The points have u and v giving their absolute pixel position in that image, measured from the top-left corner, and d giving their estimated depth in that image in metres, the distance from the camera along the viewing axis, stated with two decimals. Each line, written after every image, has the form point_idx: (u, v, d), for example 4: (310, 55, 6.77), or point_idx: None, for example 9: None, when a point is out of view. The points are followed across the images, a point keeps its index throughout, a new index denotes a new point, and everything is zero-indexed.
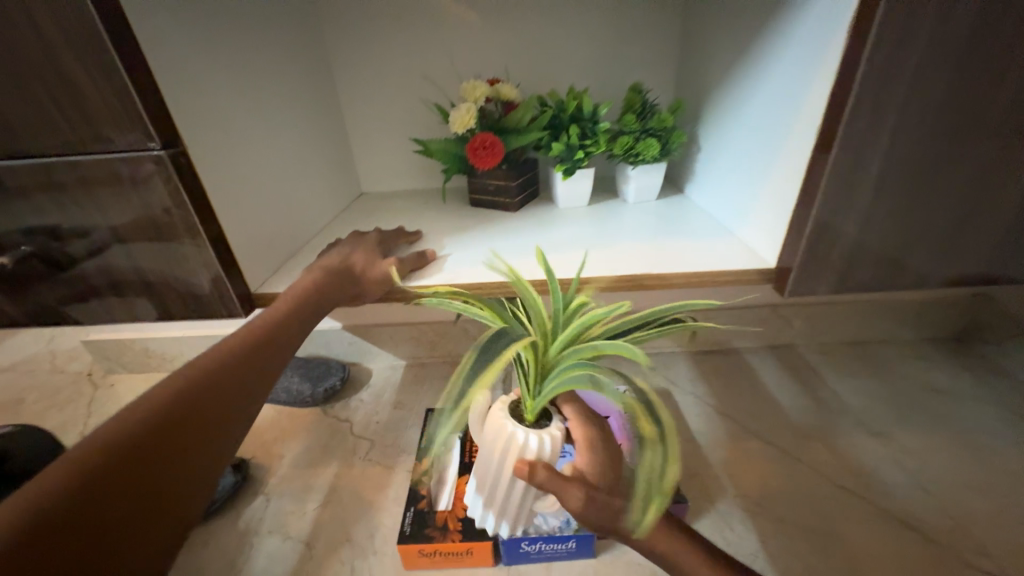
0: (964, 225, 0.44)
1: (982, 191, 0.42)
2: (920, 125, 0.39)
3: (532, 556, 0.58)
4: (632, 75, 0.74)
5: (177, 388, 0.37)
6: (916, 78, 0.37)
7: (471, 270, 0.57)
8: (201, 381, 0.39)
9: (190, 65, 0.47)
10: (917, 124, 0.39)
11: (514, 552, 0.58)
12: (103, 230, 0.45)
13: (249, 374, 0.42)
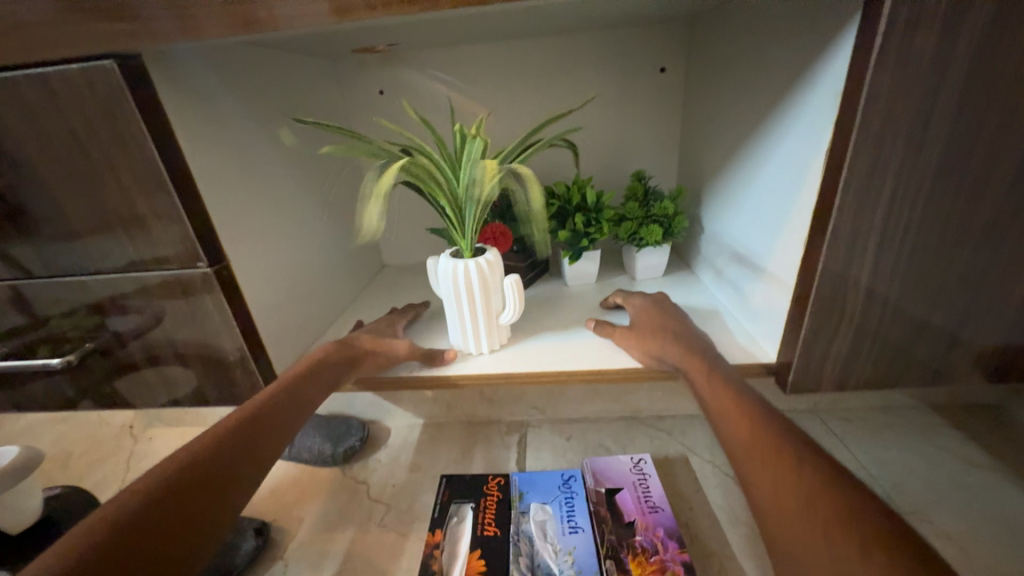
0: (972, 326, 0.44)
1: (980, 294, 0.42)
2: (903, 237, 0.40)
3: None
4: (638, 156, 0.79)
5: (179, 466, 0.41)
6: (899, 199, 0.39)
7: (482, 358, 0.60)
8: (203, 455, 0.42)
9: (239, 182, 0.53)
10: (902, 236, 0.40)
11: None
12: (147, 314, 0.50)
13: (253, 445, 0.45)
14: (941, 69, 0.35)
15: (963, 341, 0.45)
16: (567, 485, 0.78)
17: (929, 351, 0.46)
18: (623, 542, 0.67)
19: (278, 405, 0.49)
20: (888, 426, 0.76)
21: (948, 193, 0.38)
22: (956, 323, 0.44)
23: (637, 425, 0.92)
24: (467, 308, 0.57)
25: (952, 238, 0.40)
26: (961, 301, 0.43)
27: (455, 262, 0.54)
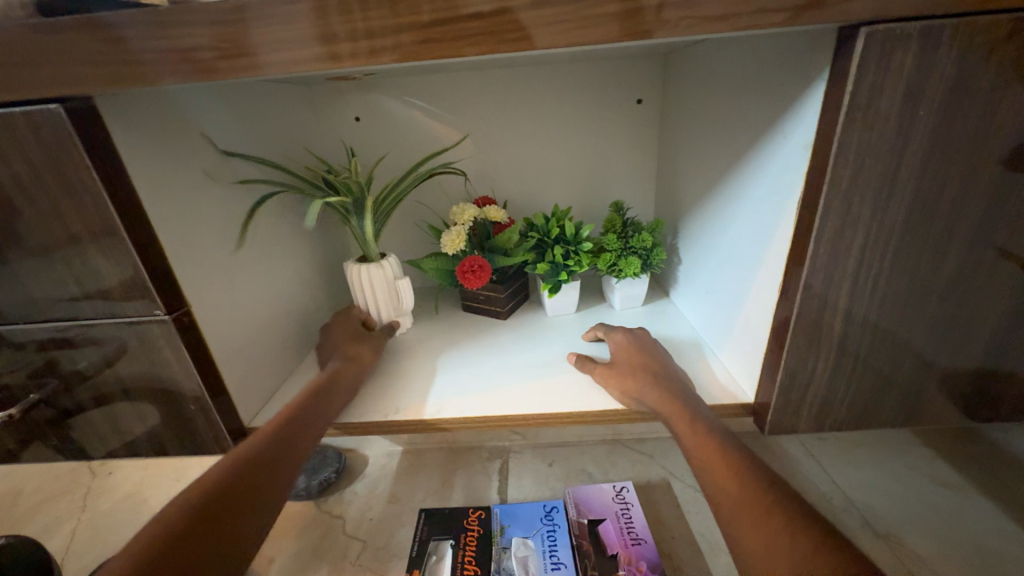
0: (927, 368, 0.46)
1: (946, 339, 0.44)
2: (870, 286, 0.41)
3: None
4: (617, 184, 0.79)
5: (212, 480, 0.42)
6: (862, 250, 0.40)
7: (459, 400, 0.57)
8: (235, 470, 0.44)
9: (202, 219, 0.51)
10: (867, 286, 0.41)
11: None
12: (95, 351, 0.47)
13: (278, 463, 0.46)
14: (902, 129, 0.36)
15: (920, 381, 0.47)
16: (550, 516, 0.76)
17: (895, 392, 0.47)
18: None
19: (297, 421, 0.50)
20: (862, 449, 0.78)
21: (912, 245, 0.40)
22: (920, 366, 0.45)
23: (619, 448, 0.91)
24: (372, 301, 0.68)
25: (919, 285, 0.41)
26: (927, 345, 0.44)
27: (356, 267, 0.65)
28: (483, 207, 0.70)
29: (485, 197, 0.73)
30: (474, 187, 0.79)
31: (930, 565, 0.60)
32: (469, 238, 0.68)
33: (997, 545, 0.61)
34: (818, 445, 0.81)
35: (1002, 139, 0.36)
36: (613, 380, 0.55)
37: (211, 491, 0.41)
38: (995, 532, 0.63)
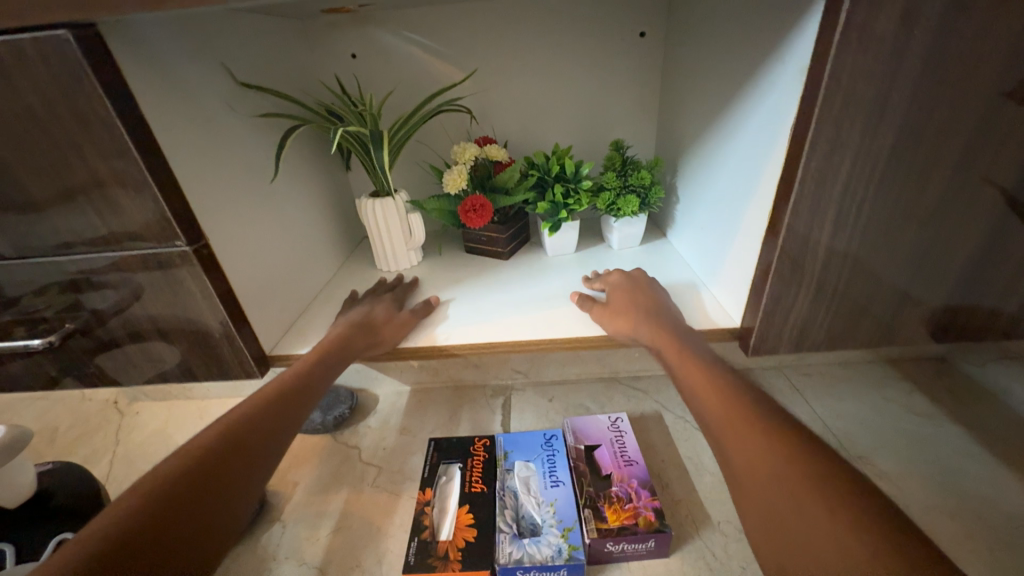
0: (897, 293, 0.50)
1: (922, 268, 0.47)
2: (849, 214, 0.44)
3: None
4: (618, 124, 0.79)
5: (189, 461, 0.43)
6: (847, 177, 0.42)
7: (462, 329, 0.62)
8: (211, 455, 0.44)
9: (211, 156, 0.52)
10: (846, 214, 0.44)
11: None
12: (124, 290, 0.50)
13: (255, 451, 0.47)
14: (897, 51, 0.36)
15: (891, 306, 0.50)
16: (549, 444, 0.82)
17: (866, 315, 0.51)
18: (602, 493, 0.72)
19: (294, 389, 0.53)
20: (843, 381, 0.83)
21: (893, 171, 0.41)
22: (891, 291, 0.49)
23: (616, 385, 0.97)
24: (383, 235, 0.72)
25: (900, 212, 0.43)
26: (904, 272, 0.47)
27: (368, 201, 0.69)
28: (483, 146, 0.70)
29: (485, 136, 0.73)
30: (474, 129, 0.79)
31: (895, 481, 0.67)
32: (471, 178, 0.70)
33: (951, 462, 0.69)
34: (802, 380, 0.86)
35: (995, 62, 0.37)
36: (607, 319, 0.58)
37: (189, 472, 0.42)
38: (953, 452, 0.70)
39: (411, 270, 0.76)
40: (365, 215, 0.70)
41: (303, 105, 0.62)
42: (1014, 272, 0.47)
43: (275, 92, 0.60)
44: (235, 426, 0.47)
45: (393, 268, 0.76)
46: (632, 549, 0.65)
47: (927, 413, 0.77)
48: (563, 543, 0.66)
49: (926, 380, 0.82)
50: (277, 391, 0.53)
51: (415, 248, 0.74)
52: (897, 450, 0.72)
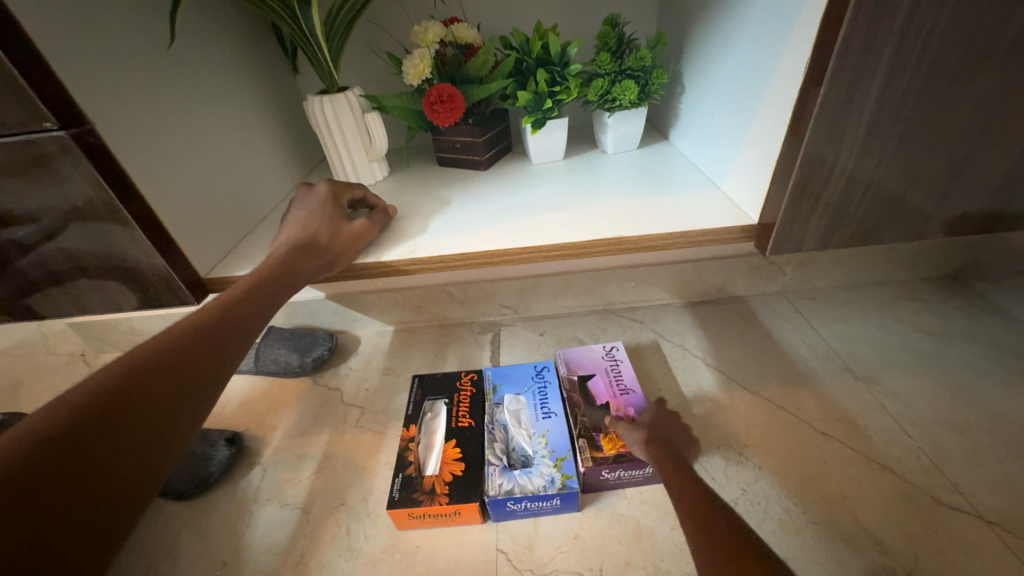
0: (946, 170, 0.41)
1: (975, 137, 0.39)
2: (898, 56, 0.35)
3: (518, 513, 0.57)
4: (612, 3, 0.66)
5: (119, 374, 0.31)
6: (903, 0, 0.33)
7: (432, 242, 0.53)
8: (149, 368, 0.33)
9: (87, 26, 0.42)
10: (895, 57, 0.35)
11: (501, 510, 0.57)
12: (26, 223, 0.43)
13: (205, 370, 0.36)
14: None
15: (938, 188, 0.43)
16: (540, 375, 0.71)
17: (907, 199, 0.43)
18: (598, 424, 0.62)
19: (216, 328, 0.39)
20: (851, 303, 0.78)
21: None
22: (938, 167, 0.41)
23: (610, 317, 0.82)
24: (338, 142, 0.61)
25: (960, 52, 0.35)
26: (954, 139, 0.39)
27: (314, 100, 0.58)
28: (450, 27, 0.58)
29: (452, 17, 0.61)
30: (438, 12, 0.66)
31: (906, 399, 0.64)
32: (436, 68, 0.58)
33: (962, 376, 0.66)
34: (809, 303, 0.80)
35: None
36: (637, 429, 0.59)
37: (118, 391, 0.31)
38: (965, 366, 0.67)
39: (376, 185, 0.66)
40: (314, 119, 0.59)
41: None
42: None
43: None
44: (124, 378, 0.31)
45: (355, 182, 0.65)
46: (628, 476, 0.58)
47: (938, 329, 0.73)
48: (556, 473, 0.58)
49: (937, 297, 0.78)
50: (186, 331, 0.37)
51: (377, 159, 0.64)
52: (907, 369, 0.68)
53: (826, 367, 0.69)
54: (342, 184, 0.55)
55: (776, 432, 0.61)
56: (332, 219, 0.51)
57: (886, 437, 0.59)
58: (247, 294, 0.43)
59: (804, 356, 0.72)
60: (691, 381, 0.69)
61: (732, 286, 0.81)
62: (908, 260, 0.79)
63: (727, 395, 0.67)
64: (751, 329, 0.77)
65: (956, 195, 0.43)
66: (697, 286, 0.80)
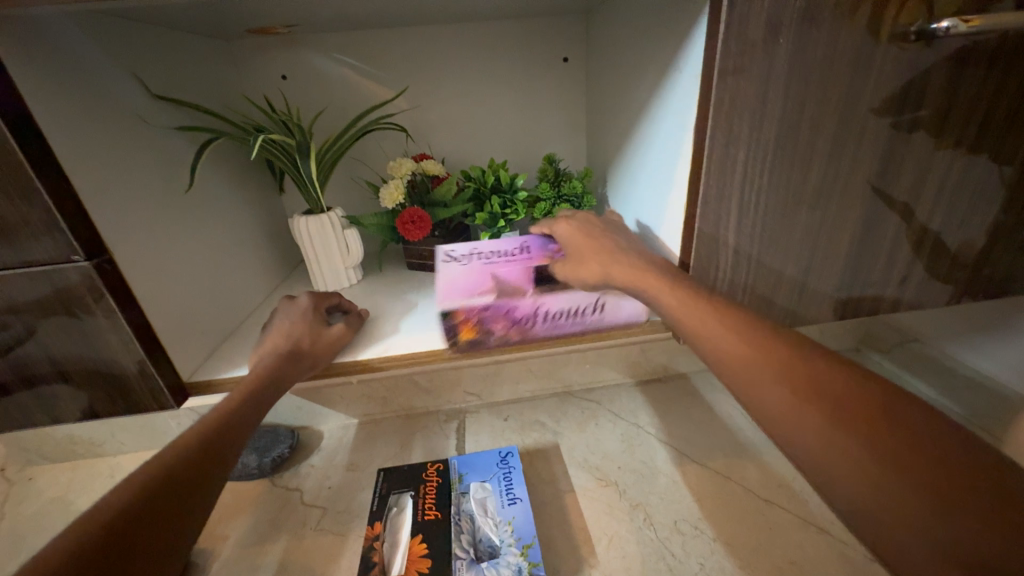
0: (800, 274, 0.55)
1: (814, 252, 0.54)
2: (744, 202, 0.50)
3: None
4: (551, 142, 0.84)
5: (120, 505, 0.35)
6: (737, 169, 0.48)
7: (404, 341, 0.61)
8: (146, 494, 0.36)
9: (117, 172, 0.51)
10: (742, 202, 0.50)
11: None
12: (21, 334, 0.47)
13: (198, 488, 0.39)
14: (758, 61, 0.44)
15: (799, 287, 0.56)
16: (505, 461, 0.73)
17: (777, 296, 0.56)
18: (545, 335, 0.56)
19: (175, 486, 0.38)
20: None
21: (770, 161, 0.48)
22: (793, 273, 0.55)
23: (569, 399, 0.89)
24: (318, 253, 0.70)
25: (784, 199, 0.50)
26: (798, 253, 0.54)
27: (300, 220, 0.67)
28: (420, 162, 0.72)
29: (422, 154, 0.75)
30: (411, 149, 0.80)
31: None
32: (408, 194, 0.70)
33: None
34: None
35: (840, 68, 0.45)
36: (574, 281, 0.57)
37: (118, 521, 0.34)
38: None
39: (350, 288, 0.74)
40: (299, 235, 0.68)
41: (223, 119, 0.61)
42: (888, 249, 0.55)
43: (191, 105, 0.59)
44: (126, 508, 0.35)
45: (331, 286, 0.73)
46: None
47: None
48: (523, 562, 0.58)
49: None
50: (178, 451, 0.41)
51: (353, 267, 0.72)
52: None
53: (761, 436, 0.77)
54: (322, 294, 0.62)
55: (725, 501, 0.66)
56: (313, 325, 0.57)
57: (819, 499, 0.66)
58: (213, 433, 0.43)
59: (741, 426, 0.80)
60: (646, 458, 0.74)
61: (674, 365, 0.91)
62: (814, 337, 0.94)
63: (679, 468, 0.72)
64: (694, 403, 0.85)
65: (812, 292, 0.57)
66: (644, 366, 0.89)
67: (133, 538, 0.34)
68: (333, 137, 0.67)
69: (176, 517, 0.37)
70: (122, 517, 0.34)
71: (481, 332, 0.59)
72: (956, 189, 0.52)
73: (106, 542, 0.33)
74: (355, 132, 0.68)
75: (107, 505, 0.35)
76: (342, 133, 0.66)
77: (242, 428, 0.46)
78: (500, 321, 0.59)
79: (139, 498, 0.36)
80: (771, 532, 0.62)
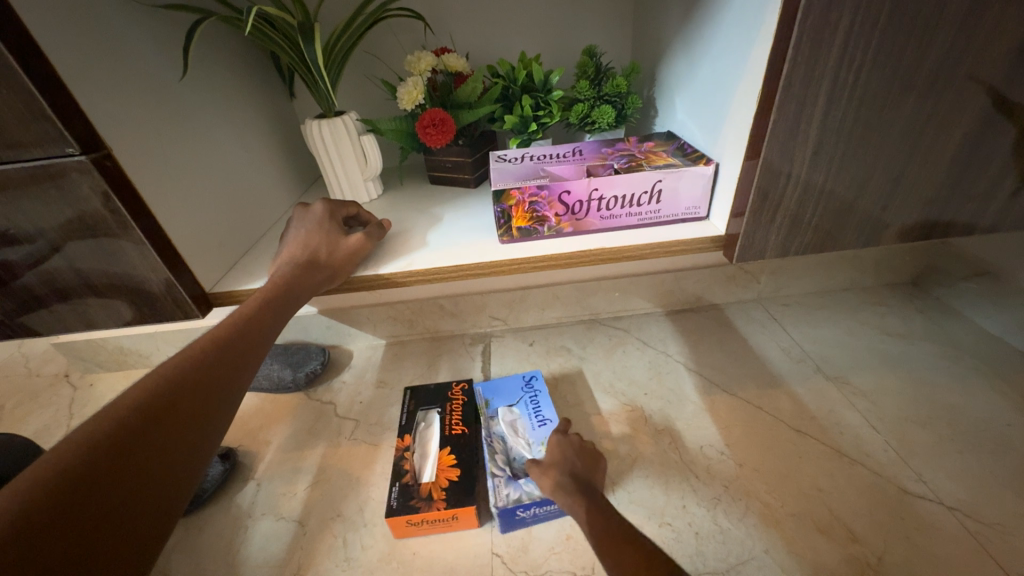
0: (886, 183, 0.47)
1: (911, 157, 0.45)
2: (834, 89, 0.41)
3: (527, 520, 0.56)
4: (591, 33, 0.72)
5: (140, 399, 0.34)
6: (833, 43, 0.38)
7: (430, 255, 0.57)
8: (165, 391, 0.36)
9: (103, 59, 0.45)
10: (832, 89, 0.41)
11: (510, 519, 0.55)
12: (40, 242, 0.45)
13: (215, 392, 0.39)
14: None
15: (880, 199, 0.48)
16: (530, 385, 0.71)
17: (854, 210, 0.48)
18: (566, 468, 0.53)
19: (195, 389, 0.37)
20: (822, 309, 0.83)
21: (878, 31, 0.38)
22: (878, 181, 0.47)
23: (597, 326, 0.85)
24: (335, 162, 0.64)
25: (887, 83, 0.41)
26: (890, 156, 0.45)
27: (312, 123, 0.61)
28: (441, 57, 0.63)
29: (443, 47, 0.66)
30: (429, 43, 0.71)
31: (875, 396, 0.68)
32: (429, 94, 0.63)
33: (925, 375, 0.70)
34: (781, 309, 0.85)
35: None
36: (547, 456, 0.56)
37: (142, 414, 0.34)
38: (929, 364, 0.72)
39: (370, 202, 0.69)
40: (314, 143, 0.63)
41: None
42: (1004, 153, 0.45)
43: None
44: (147, 402, 0.34)
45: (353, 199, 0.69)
46: (677, 149, 0.59)
47: (900, 330, 0.78)
48: None
49: (896, 302, 0.84)
50: (196, 355, 0.40)
51: (373, 178, 0.68)
52: (873, 369, 0.72)
53: (799, 369, 0.73)
54: (338, 203, 0.58)
55: (756, 431, 0.64)
56: (329, 235, 0.54)
57: (860, 433, 0.63)
58: (229, 340, 0.42)
59: (779, 357, 0.76)
60: (676, 386, 0.72)
61: (710, 294, 0.85)
62: (869, 268, 0.85)
63: (709, 397, 0.70)
64: (729, 334, 0.81)
65: (893, 207, 0.49)
66: (678, 294, 0.84)
67: (145, 445, 0.32)
68: (339, 26, 0.58)
69: (196, 417, 0.36)
70: (138, 420, 0.33)
71: (537, 219, 0.55)
72: None
73: (116, 446, 0.31)
74: (371, 17, 0.58)
75: (129, 397, 0.34)
76: (351, 17, 0.57)
77: (258, 347, 0.44)
78: (555, 207, 0.53)
79: (159, 395, 0.35)
80: (804, 462, 0.59)
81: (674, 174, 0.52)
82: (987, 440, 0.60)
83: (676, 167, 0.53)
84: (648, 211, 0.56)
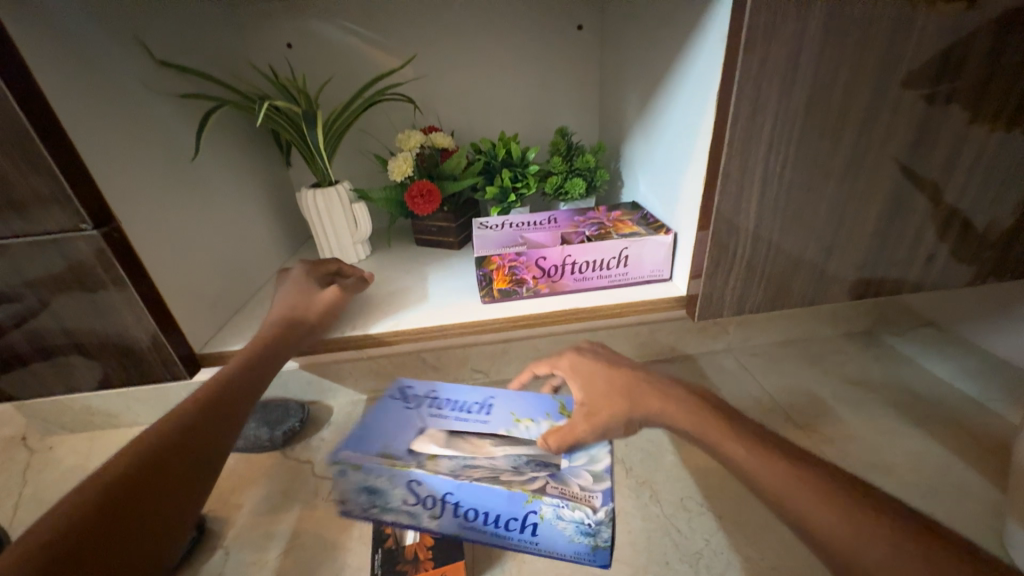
0: (820, 251, 0.53)
1: (838, 229, 0.52)
2: (766, 176, 0.48)
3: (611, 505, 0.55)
4: (563, 115, 0.81)
5: (129, 461, 0.36)
6: (761, 140, 0.46)
7: (415, 315, 0.60)
8: (153, 451, 0.37)
9: (121, 141, 0.50)
10: (765, 176, 0.48)
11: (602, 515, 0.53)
12: (34, 303, 0.47)
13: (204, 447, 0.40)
14: (787, 22, 0.41)
15: (818, 264, 0.54)
16: (407, 399, 0.67)
17: (796, 273, 0.55)
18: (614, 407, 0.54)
19: (183, 446, 0.39)
20: (786, 358, 0.89)
21: (796, 131, 0.46)
22: (813, 249, 0.53)
23: None
24: (326, 227, 0.69)
25: (809, 171, 0.48)
26: (820, 229, 0.52)
27: (307, 193, 0.66)
28: (429, 135, 0.70)
29: (431, 126, 0.73)
30: (418, 121, 0.78)
31: (840, 444, 0.71)
32: (417, 167, 0.69)
33: (882, 422, 0.75)
34: (749, 359, 0.89)
35: (877, 31, 0.42)
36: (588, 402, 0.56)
37: (129, 475, 0.35)
38: (886, 411, 0.76)
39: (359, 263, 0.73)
40: (307, 210, 0.67)
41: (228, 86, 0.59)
42: (914, 227, 0.53)
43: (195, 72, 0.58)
44: (136, 463, 0.36)
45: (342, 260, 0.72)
46: (641, 218, 0.65)
47: (858, 379, 0.84)
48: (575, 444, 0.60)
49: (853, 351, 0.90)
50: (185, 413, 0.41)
51: (362, 241, 0.72)
52: (836, 417, 0.76)
53: (768, 418, 0.77)
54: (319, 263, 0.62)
55: (731, 481, 0.66)
56: (311, 292, 0.57)
57: None
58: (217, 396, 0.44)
59: (749, 406, 0.79)
60: (653, 437, 0.74)
61: (682, 345, 0.90)
62: (825, 320, 0.92)
63: (685, 448, 0.72)
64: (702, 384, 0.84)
65: (830, 271, 0.55)
66: (652, 346, 0.88)
67: (131, 507, 0.34)
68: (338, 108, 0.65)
69: (185, 473, 0.38)
70: (126, 482, 0.34)
71: (516, 281, 0.59)
72: (993, 163, 0.50)
73: (102, 518, 0.32)
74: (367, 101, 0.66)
75: (119, 460, 0.36)
76: (349, 102, 0.64)
77: (246, 401, 0.46)
78: (532, 271, 0.58)
79: (148, 454, 0.37)
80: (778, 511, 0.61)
81: (638, 242, 0.58)
82: (944, 485, 0.64)
83: (640, 236, 0.59)
84: (617, 274, 0.61)
